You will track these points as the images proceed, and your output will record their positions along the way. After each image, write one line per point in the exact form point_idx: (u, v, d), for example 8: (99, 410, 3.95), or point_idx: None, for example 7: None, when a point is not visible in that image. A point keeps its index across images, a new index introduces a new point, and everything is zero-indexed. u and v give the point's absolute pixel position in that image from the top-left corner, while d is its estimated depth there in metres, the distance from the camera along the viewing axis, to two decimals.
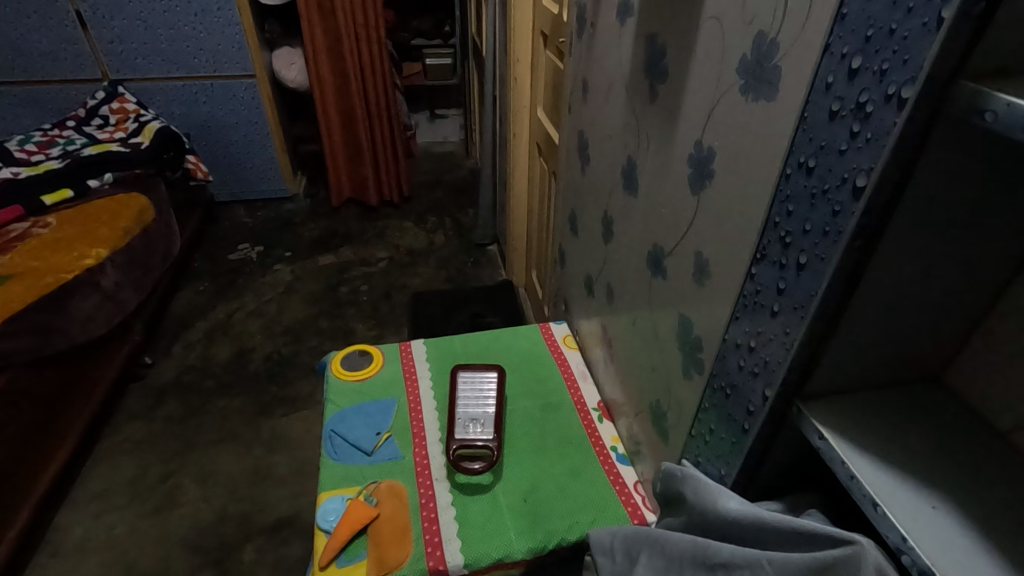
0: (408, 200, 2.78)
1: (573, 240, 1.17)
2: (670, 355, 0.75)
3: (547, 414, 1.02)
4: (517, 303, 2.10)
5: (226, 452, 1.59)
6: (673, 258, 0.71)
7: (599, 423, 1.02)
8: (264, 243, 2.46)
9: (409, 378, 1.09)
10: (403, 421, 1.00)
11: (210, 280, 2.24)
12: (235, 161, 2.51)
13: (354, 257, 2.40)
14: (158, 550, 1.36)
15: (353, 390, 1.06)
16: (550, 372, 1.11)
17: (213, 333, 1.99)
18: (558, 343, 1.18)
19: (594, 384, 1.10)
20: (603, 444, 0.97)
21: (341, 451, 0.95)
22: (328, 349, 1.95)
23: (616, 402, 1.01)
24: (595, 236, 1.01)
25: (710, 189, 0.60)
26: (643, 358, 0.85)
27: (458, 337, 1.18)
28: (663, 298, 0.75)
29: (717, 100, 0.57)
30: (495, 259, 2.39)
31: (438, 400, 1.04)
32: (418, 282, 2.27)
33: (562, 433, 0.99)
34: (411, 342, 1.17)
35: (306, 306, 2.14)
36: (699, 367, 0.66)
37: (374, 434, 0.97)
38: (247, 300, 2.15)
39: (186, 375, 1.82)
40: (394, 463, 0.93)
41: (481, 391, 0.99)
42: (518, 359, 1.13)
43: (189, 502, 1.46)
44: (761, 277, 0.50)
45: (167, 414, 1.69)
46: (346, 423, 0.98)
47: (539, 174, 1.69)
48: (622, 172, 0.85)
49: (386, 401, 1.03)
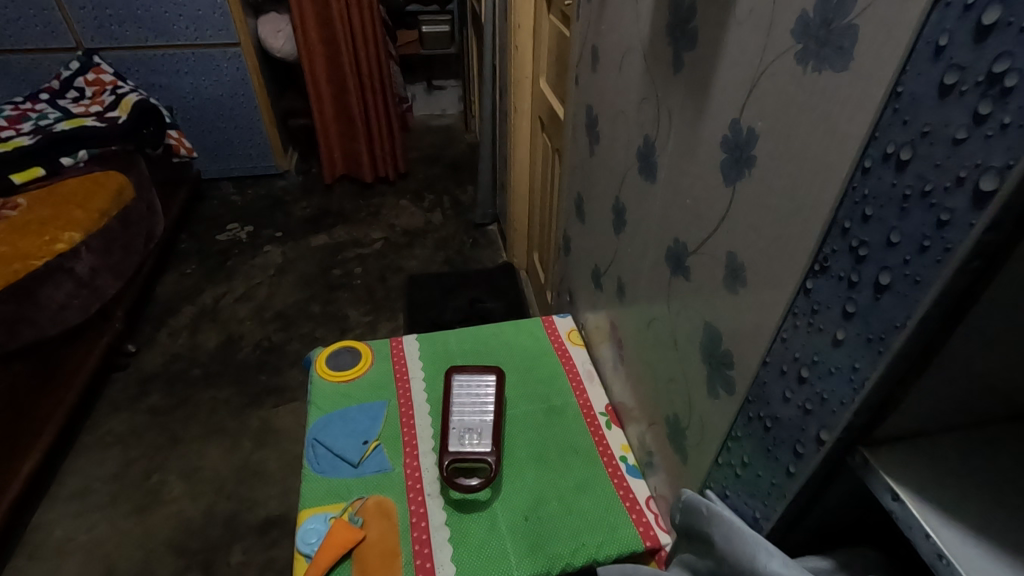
0: (405, 176, 2.66)
1: (579, 227, 1.06)
2: (692, 368, 0.66)
3: (550, 420, 0.94)
4: (519, 287, 2.01)
5: (213, 446, 1.52)
6: (698, 258, 0.61)
7: (607, 430, 0.93)
8: (254, 222, 2.35)
9: (400, 378, 1.00)
10: (393, 428, 0.92)
11: (197, 262, 2.14)
12: (221, 136, 2.39)
13: (348, 237, 2.30)
14: (142, 551, 1.30)
15: (340, 393, 0.97)
16: (554, 372, 1.02)
17: (200, 319, 1.91)
18: (562, 338, 1.09)
19: (602, 385, 1.01)
20: (612, 454, 0.89)
21: (325, 463, 0.87)
22: (321, 336, 1.87)
23: (627, 407, 0.93)
24: (605, 225, 0.91)
25: (750, 179, 0.50)
26: (659, 366, 0.76)
27: (453, 333, 1.09)
28: (684, 303, 0.66)
29: (762, 71, 0.46)
30: (496, 240, 2.28)
31: (431, 404, 0.96)
32: (414, 264, 2.17)
33: (567, 442, 0.91)
34: (403, 337, 1.08)
35: (298, 289, 2.05)
36: (729, 387, 0.57)
37: (361, 443, 0.89)
38: (236, 283, 2.06)
39: (172, 364, 1.75)
40: (382, 476, 0.85)
41: (478, 396, 0.90)
42: (518, 357, 1.04)
43: (174, 500, 1.39)
44: (820, 295, 0.40)
45: (151, 405, 1.62)
46: (331, 431, 0.90)
47: (542, 152, 1.58)
48: (637, 154, 0.75)
49: (375, 406, 0.95)
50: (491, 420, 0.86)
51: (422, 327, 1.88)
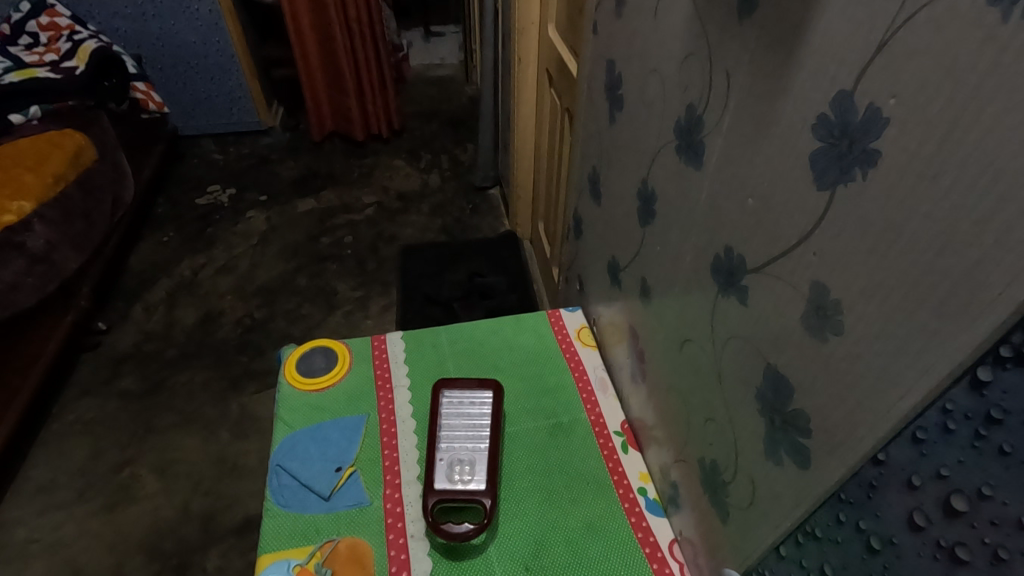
0: (400, 134, 2.45)
1: (594, 208, 0.89)
2: (743, 416, 0.51)
3: (557, 440, 0.80)
4: (522, 260, 1.85)
5: (189, 437, 1.40)
6: (763, 279, 0.45)
7: (622, 455, 0.79)
8: (236, 184, 2.17)
9: (383, 387, 0.86)
10: (373, 450, 0.79)
11: (175, 228, 1.99)
12: (197, 88, 2.17)
13: (338, 201, 2.12)
14: (111, 554, 1.20)
15: (311, 405, 0.84)
16: (561, 379, 0.88)
17: (177, 293, 1.77)
18: (570, 336, 0.94)
19: (616, 396, 0.87)
20: (629, 486, 0.76)
21: (290, 495, 0.74)
22: (307, 313, 1.73)
23: (646, 429, 0.79)
24: (627, 211, 0.74)
25: (863, 189, 0.33)
26: (693, 398, 0.61)
27: (444, 329, 0.94)
28: (735, 331, 0.51)
29: (902, 20, 0.29)
30: (498, 205, 2.10)
31: (417, 420, 0.82)
32: (409, 232, 2.00)
33: (576, 469, 0.77)
34: (386, 335, 0.93)
35: (283, 260, 1.89)
36: (803, 459, 0.43)
37: (334, 470, 0.76)
38: (216, 253, 1.90)
39: (146, 343, 1.62)
40: (357, 512, 0.72)
41: (473, 415, 0.76)
42: (521, 362, 0.90)
43: (146, 497, 1.29)
44: (1011, 401, 0.26)
45: (123, 390, 1.50)
46: (299, 455, 0.77)
47: (550, 110, 1.38)
48: (677, 128, 0.57)
49: (352, 421, 0.82)
50: (488, 447, 0.73)
51: (417, 304, 1.73)
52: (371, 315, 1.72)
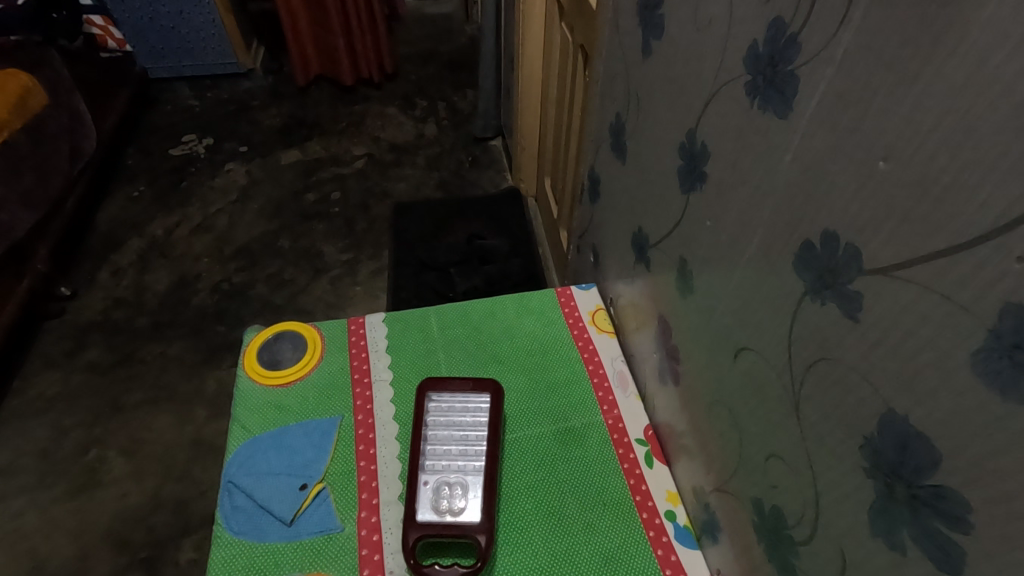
0: (393, 77, 2.22)
1: (616, 166, 0.73)
2: (833, 469, 0.37)
3: (567, 450, 0.67)
4: (526, 221, 1.69)
5: (160, 416, 1.28)
6: (895, 288, 0.30)
7: (646, 469, 0.66)
8: (214, 133, 1.98)
9: (360, 382, 0.72)
10: (346, 462, 0.65)
11: (147, 182, 1.82)
12: (166, 25, 1.92)
13: (324, 153, 1.93)
14: (75, 546, 1.10)
15: (274, 405, 0.70)
16: (572, 373, 0.74)
17: (148, 255, 1.62)
18: (582, 320, 0.79)
19: (638, 394, 0.73)
20: (654, 510, 0.63)
21: (245, 519, 0.61)
22: (291, 278, 1.58)
23: (678, 440, 0.65)
24: (663, 175, 0.58)
25: None
26: (751, 423, 0.47)
27: (434, 309, 0.80)
28: (828, 353, 0.36)
29: None
30: (500, 158, 1.91)
31: (400, 424, 0.68)
32: (403, 188, 1.82)
33: (590, 487, 0.64)
34: (365, 317, 0.79)
35: (265, 219, 1.73)
36: (952, 561, 0.28)
37: (298, 489, 0.63)
38: (191, 210, 1.74)
39: (115, 311, 1.48)
40: (325, 540, 0.60)
41: (466, 427, 0.62)
42: (524, 351, 0.76)
43: (114, 482, 1.18)
44: None
45: (89, 363, 1.38)
46: (257, 469, 0.64)
47: (561, 47, 1.19)
48: (749, 61, 0.41)
49: (322, 424, 0.68)
50: (484, 467, 0.59)
51: (410, 269, 1.58)
52: (361, 281, 1.58)
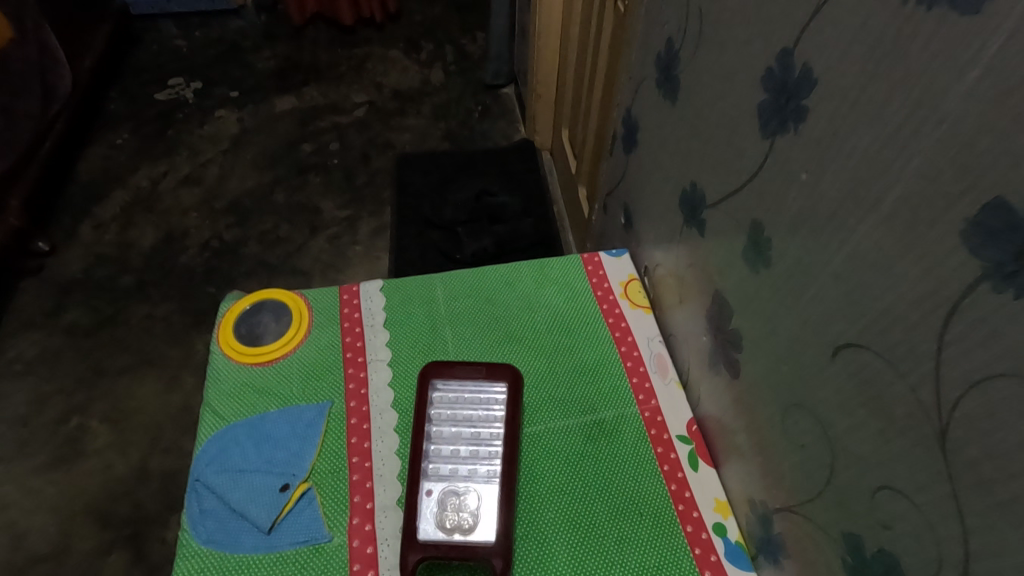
0: (397, 18, 2.03)
1: (663, 108, 0.60)
2: (1008, 528, 0.26)
3: (595, 447, 0.57)
4: (540, 178, 1.55)
5: (145, 382, 1.19)
6: None
7: (690, 473, 0.56)
8: (203, 76, 1.83)
9: (352, 362, 0.62)
10: (335, 458, 0.55)
11: (130, 129, 1.68)
12: None
13: (322, 100, 1.78)
14: (56, 521, 1.04)
15: (253, 388, 0.60)
16: (602, 356, 0.63)
17: (133, 208, 1.50)
18: (613, 292, 0.68)
19: (679, 381, 0.62)
20: (701, 524, 0.53)
21: (216, 526, 0.52)
22: (286, 236, 1.46)
23: (730, 440, 0.54)
24: (736, 117, 0.45)
25: None
26: (854, 441, 0.36)
27: (440, 277, 0.68)
28: (1020, 367, 0.24)
29: None
30: (513, 108, 1.76)
31: (400, 413, 0.58)
32: (406, 139, 1.68)
33: (624, 493, 0.54)
34: (360, 285, 0.68)
35: (258, 171, 1.60)
36: None
37: (279, 490, 0.53)
38: (179, 160, 1.61)
39: (97, 268, 1.38)
40: (310, 552, 0.50)
41: (477, 427, 0.53)
42: (546, 329, 0.65)
43: (97, 454, 1.11)
44: None
45: (70, 324, 1.28)
46: (230, 465, 0.54)
47: None
48: None
49: (308, 411, 0.58)
50: (501, 477, 0.50)
51: (414, 228, 1.46)
52: (361, 240, 1.46)
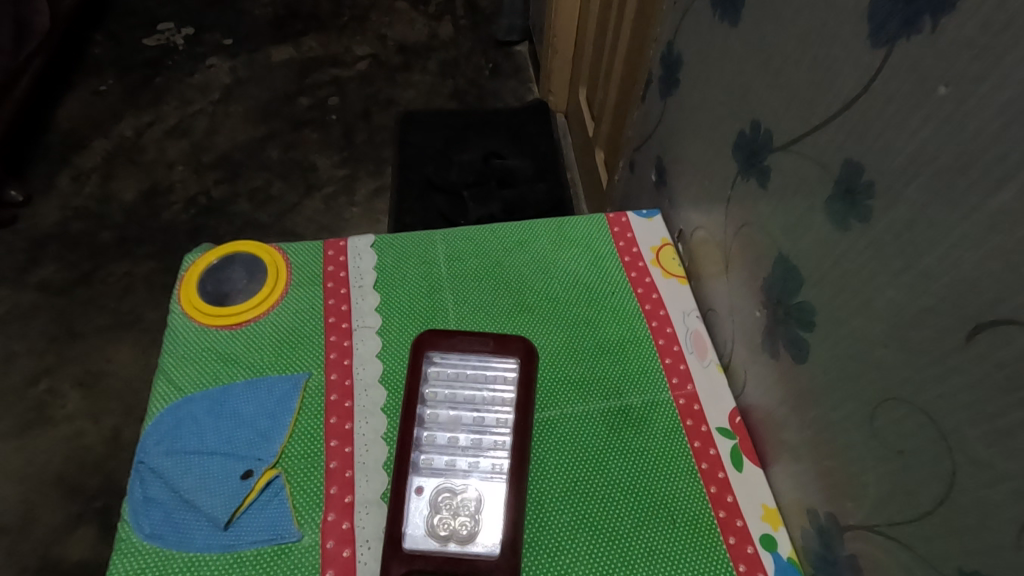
0: None
1: (719, 35, 0.49)
2: None
3: (620, 438, 0.48)
4: (554, 141, 1.44)
5: (122, 345, 1.11)
6: None
7: (733, 473, 0.46)
8: (195, 22, 1.70)
9: (335, 328, 0.52)
10: (310, 441, 0.46)
11: (115, 75, 1.56)
12: None
13: (322, 51, 1.66)
14: (21, 490, 0.96)
15: (217, 354, 0.51)
16: (630, 332, 0.53)
17: (115, 159, 1.40)
18: (643, 259, 0.58)
19: (720, 364, 0.52)
20: (746, 536, 0.44)
21: (163, 518, 0.43)
22: (279, 195, 1.36)
23: (783, 437, 0.45)
24: (833, 28, 0.34)
25: None
26: (999, 455, 0.26)
27: (442, 235, 0.59)
28: None
29: None
30: (527, 67, 1.63)
31: (389, 390, 0.49)
32: (411, 96, 1.56)
33: (654, 495, 0.45)
34: (348, 240, 0.58)
35: (250, 125, 1.49)
36: None
37: (241, 477, 0.44)
38: (166, 109, 1.50)
39: (75, 222, 1.28)
40: (275, 554, 0.42)
41: (478, 413, 0.44)
42: (564, 298, 0.55)
43: (67, 420, 1.03)
44: None
45: (44, 281, 1.20)
46: (185, 446, 0.46)
47: None
48: None
49: (280, 385, 0.49)
50: (510, 476, 0.42)
51: (416, 190, 1.36)
52: (359, 201, 1.36)
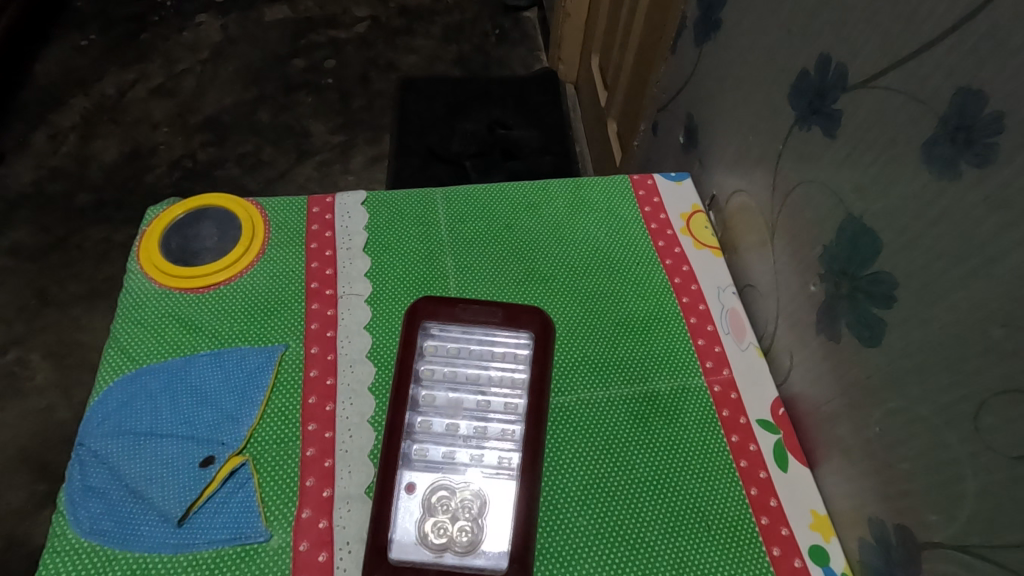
0: None
1: None
2: None
3: (646, 429, 0.41)
4: (563, 112, 1.36)
5: (98, 314, 1.04)
6: None
7: (777, 474, 0.40)
8: None
9: (316, 295, 0.45)
10: (284, 424, 0.40)
11: (98, 29, 1.47)
12: None
13: (319, 11, 1.56)
14: None
15: (179, 321, 0.44)
16: (657, 308, 0.46)
17: (95, 117, 1.31)
18: (671, 227, 0.51)
19: (759, 347, 0.45)
20: (793, 548, 0.37)
21: (107, 511, 0.36)
22: (269, 160, 1.28)
23: (837, 433, 0.38)
24: None
25: None
26: None
27: (443, 193, 0.51)
28: None
29: None
30: (536, 34, 1.54)
31: (378, 367, 0.42)
32: (413, 61, 1.47)
33: (686, 496, 0.39)
34: (335, 195, 0.50)
35: (241, 86, 1.40)
36: None
37: (201, 465, 0.38)
38: (152, 67, 1.41)
39: (51, 183, 1.20)
40: (237, 556, 0.35)
41: (482, 399, 0.37)
42: (582, 267, 0.48)
43: (37, 393, 0.96)
44: None
45: (16, 244, 1.12)
46: (137, 427, 0.39)
47: None
48: None
49: (251, 358, 0.42)
50: (521, 472, 0.35)
51: (416, 160, 1.28)
52: (354, 170, 1.28)
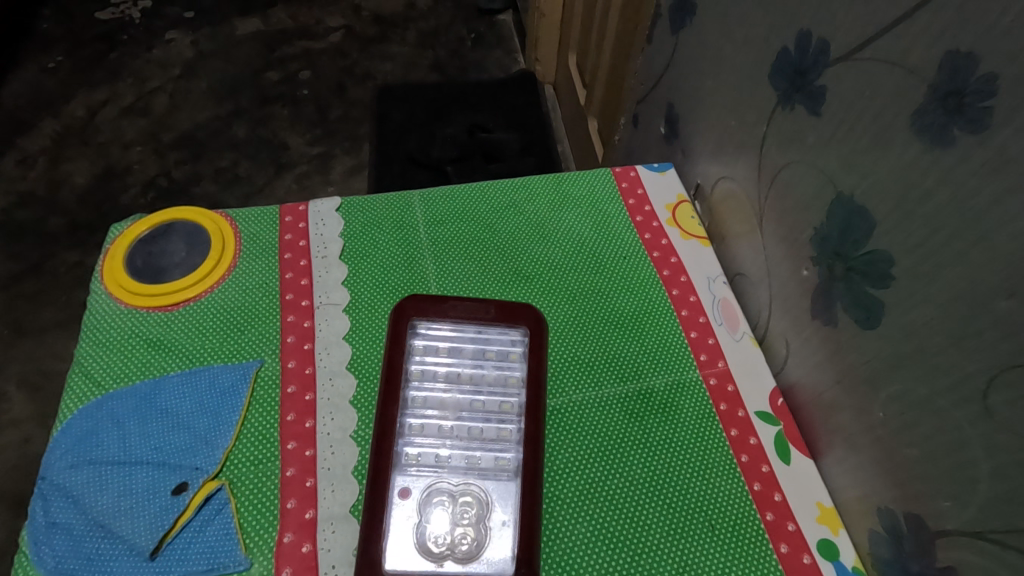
0: None
1: None
2: None
3: (642, 427, 0.39)
4: (543, 113, 1.35)
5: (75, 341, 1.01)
6: None
7: (780, 467, 0.38)
8: None
9: (292, 306, 0.43)
10: (262, 444, 0.38)
11: (65, 51, 1.44)
12: None
13: (291, 22, 1.54)
14: None
15: (147, 342, 0.41)
16: (646, 301, 0.45)
17: (66, 140, 1.28)
18: (657, 218, 0.49)
19: (753, 337, 0.44)
20: (800, 544, 0.36)
21: (73, 548, 0.34)
22: (246, 175, 1.26)
23: (838, 421, 0.37)
24: None
25: None
26: None
27: (420, 195, 0.50)
28: None
29: None
30: (512, 36, 1.53)
31: (359, 379, 0.40)
32: (389, 68, 1.46)
33: (687, 495, 0.37)
34: (308, 203, 0.49)
35: (215, 102, 1.37)
36: None
37: (174, 493, 0.35)
38: (122, 86, 1.38)
39: (21, 209, 1.17)
40: None
41: (469, 405, 0.35)
42: (567, 264, 0.47)
43: (13, 425, 0.93)
44: None
45: None
46: (105, 457, 0.37)
47: None
48: None
49: (224, 376, 0.40)
50: (514, 481, 0.33)
51: (397, 167, 1.26)
52: (334, 181, 1.26)
